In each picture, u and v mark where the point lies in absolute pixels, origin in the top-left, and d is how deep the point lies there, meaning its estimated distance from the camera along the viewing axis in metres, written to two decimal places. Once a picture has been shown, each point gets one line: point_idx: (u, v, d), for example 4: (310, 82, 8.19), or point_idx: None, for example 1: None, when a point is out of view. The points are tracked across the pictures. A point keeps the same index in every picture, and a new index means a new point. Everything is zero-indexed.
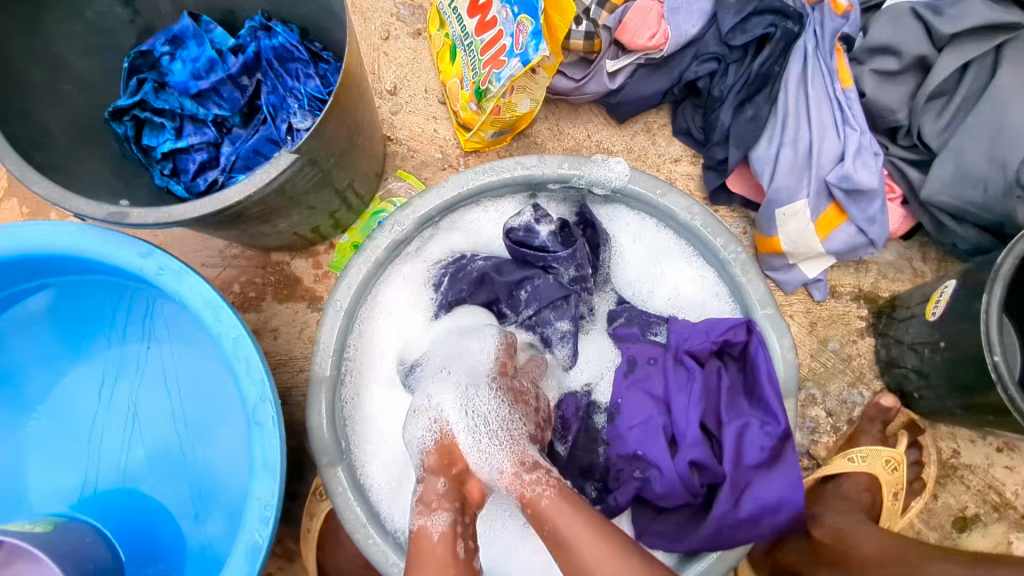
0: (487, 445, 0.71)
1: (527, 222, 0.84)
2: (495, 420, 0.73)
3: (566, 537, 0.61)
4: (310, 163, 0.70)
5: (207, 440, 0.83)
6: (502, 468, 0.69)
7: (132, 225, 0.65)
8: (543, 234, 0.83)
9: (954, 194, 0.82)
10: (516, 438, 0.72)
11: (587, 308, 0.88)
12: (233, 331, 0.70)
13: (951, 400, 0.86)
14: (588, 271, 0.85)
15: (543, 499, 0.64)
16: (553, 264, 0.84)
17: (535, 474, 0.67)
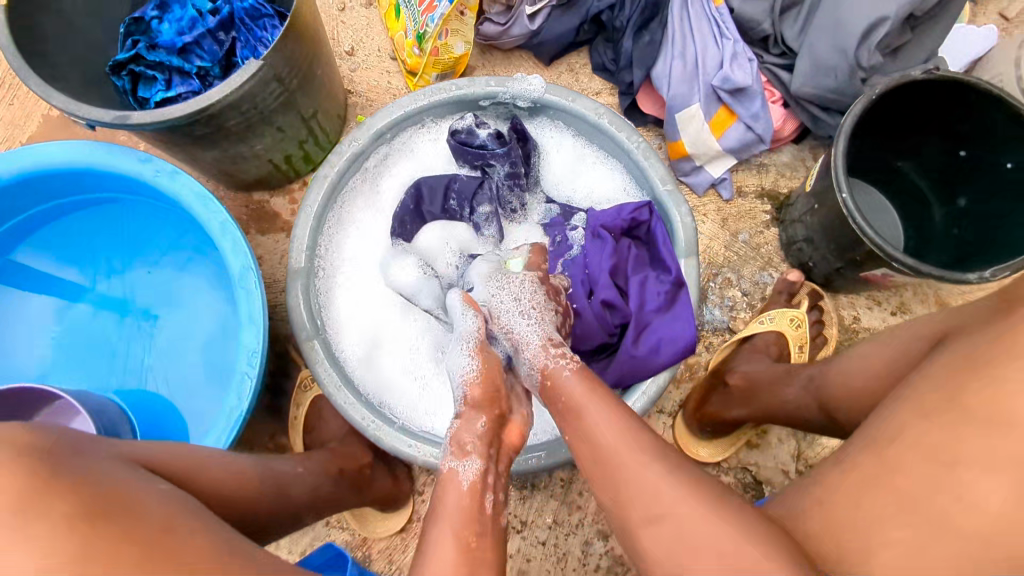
0: (520, 320, 0.79)
1: (468, 125, 1.01)
2: (523, 304, 0.81)
3: (581, 412, 0.65)
4: (275, 78, 0.88)
5: (206, 339, 0.98)
6: (531, 340, 0.76)
7: (132, 126, 0.81)
8: (482, 135, 1.01)
9: (814, 83, 1.01)
10: (544, 319, 0.80)
11: (519, 203, 1.04)
12: (220, 217, 0.85)
13: (834, 258, 1.02)
14: (521, 169, 1.01)
15: (565, 371, 0.69)
16: (492, 161, 1.01)
17: (558, 351, 0.73)
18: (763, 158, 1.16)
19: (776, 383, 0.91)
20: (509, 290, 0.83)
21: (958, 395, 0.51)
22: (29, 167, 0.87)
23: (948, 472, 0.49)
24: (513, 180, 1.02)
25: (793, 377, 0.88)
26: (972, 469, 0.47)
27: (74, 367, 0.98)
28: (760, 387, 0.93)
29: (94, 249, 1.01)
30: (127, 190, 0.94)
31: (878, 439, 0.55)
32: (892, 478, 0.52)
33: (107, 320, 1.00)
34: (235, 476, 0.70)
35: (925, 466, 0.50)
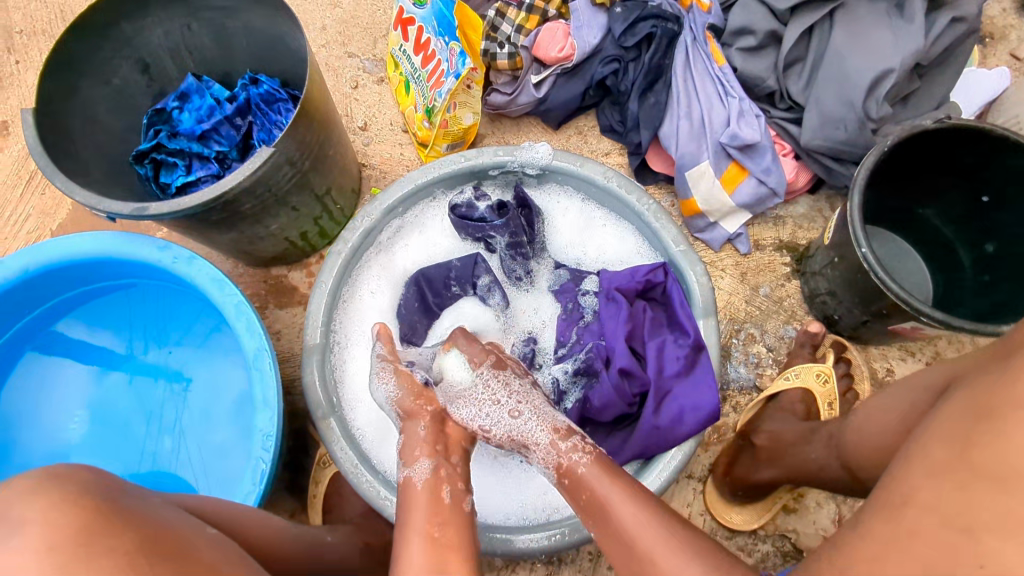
0: (508, 422, 0.77)
1: (468, 199, 1.02)
2: (505, 399, 0.78)
3: (605, 504, 0.63)
4: (288, 161, 0.90)
5: (222, 421, 0.98)
6: (540, 438, 0.73)
7: (151, 217, 0.83)
8: (481, 208, 1.01)
9: (824, 136, 1.01)
10: (540, 411, 0.76)
11: (525, 270, 1.04)
12: (234, 299, 0.86)
13: (859, 310, 0.99)
14: (522, 238, 1.00)
15: (580, 466, 0.67)
16: (492, 232, 1.00)
17: (570, 441, 0.71)
18: (779, 211, 1.14)
19: (796, 443, 0.88)
20: (476, 404, 0.79)
21: (967, 450, 0.48)
22: (54, 259, 0.89)
23: (965, 538, 0.45)
24: (515, 250, 1.01)
25: (814, 436, 0.86)
26: (991, 532, 0.44)
27: (95, 449, 0.98)
28: (785, 448, 0.89)
29: (114, 334, 1.02)
30: (148, 275, 0.96)
31: (891, 502, 0.52)
32: (912, 542, 0.48)
33: (129, 403, 1.00)
34: (273, 532, 0.71)
35: (942, 533, 0.47)
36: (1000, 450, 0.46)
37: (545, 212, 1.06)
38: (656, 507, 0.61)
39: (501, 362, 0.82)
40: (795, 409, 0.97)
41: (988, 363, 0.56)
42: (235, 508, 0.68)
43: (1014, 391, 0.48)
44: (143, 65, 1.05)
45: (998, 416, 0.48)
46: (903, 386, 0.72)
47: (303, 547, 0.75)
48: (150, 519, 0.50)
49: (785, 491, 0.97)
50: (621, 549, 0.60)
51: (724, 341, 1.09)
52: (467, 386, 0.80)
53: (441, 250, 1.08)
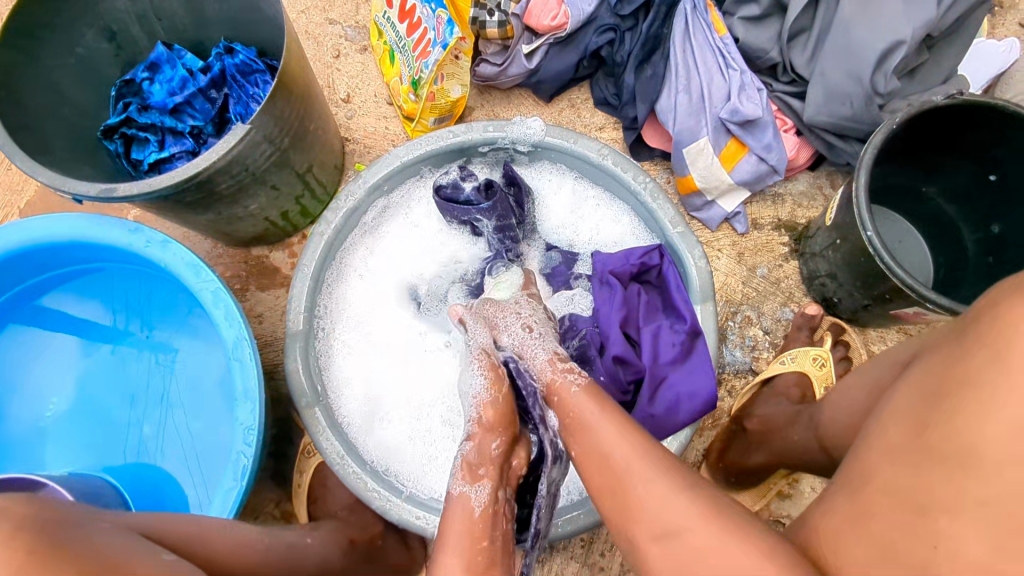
0: (536, 340, 0.74)
1: (454, 180, 0.96)
2: (524, 323, 0.77)
3: (587, 429, 0.60)
4: (266, 139, 0.85)
5: (200, 412, 0.93)
6: (539, 356, 0.71)
7: (119, 199, 0.78)
8: (467, 189, 0.95)
9: (828, 112, 0.97)
10: (549, 342, 0.74)
11: (514, 252, 0.99)
12: (211, 286, 0.81)
13: (859, 293, 0.96)
14: (509, 221, 0.95)
15: (570, 388, 0.64)
16: (478, 215, 0.95)
17: (568, 366, 0.68)
18: (778, 188, 1.11)
19: (782, 427, 0.86)
20: (507, 311, 0.78)
21: (923, 433, 0.46)
22: (17, 243, 0.84)
23: (920, 519, 0.43)
24: (503, 233, 0.97)
25: (798, 418, 0.84)
26: (947, 514, 0.42)
27: (68, 440, 0.93)
28: (774, 432, 0.87)
29: (84, 321, 0.97)
30: (118, 258, 0.91)
31: (851, 481, 0.50)
32: (868, 519, 0.46)
33: (102, 393, 0.95)
34: (242, 543, 0.69)
35: (894, 513, 0.45)
36: (962, 432, 0.43)
37: (535, 190, 1.02)
38: (645, 441, 0.57)
39: (539, 298, 0.85)
40: (790, 394, 0.94)
41: (950, 332, 0.51)
42: (197, 522, 0.66)
43: (970, 363, 0.45)
44: (108, 33, 0.98)
45: (955, 395, 0.45)
46: (869, 365, 0.70)
47: (279, 551, 0.73)
48: (91, 558, 0.49)
49: (780, 478, 0.95)
50: (607, 479, 0.57)
51: (719, 323, 1.07)
52: (503, 299, 0.82)
53: (427, 234, 1.03)
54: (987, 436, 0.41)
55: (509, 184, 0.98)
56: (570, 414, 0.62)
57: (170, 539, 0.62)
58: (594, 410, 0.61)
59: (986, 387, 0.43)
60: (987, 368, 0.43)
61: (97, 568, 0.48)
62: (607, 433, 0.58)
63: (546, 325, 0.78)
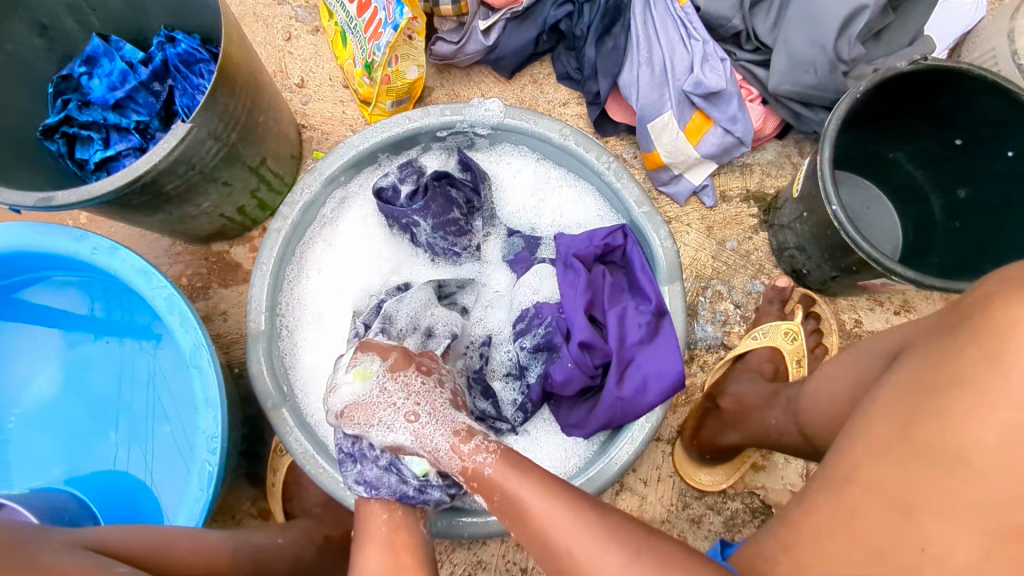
0: (424, 422, 0.65)
1: (392, 182, 0.93)
2: (410, 398, 0.67)
3: (516, 497, 0.58)
4: (211, 136, 0.82)
5: (165, 417, 0.91)
6: (441, 444, 0.64)
7: (59, 208, 0.75)
8: (405, 193, 0.93)
9: (794, 80, 0.94)
10: (441, 410, 0.67)
11: (468, 242, 0.98)
12: (164, 292, 0.79)
13: (827, 265, 0.95)
14: (444, 221, 0.94)
15: (487, 468, 0.61)
16: (414, 219, 0.93)
17: (472, 444, 0.63)
18: (746, 159, 1.09)
19: (759, 408, 0.86)
20: (385, 397, 0.67)
21: (911, 429, 0.46)
22: None
23: (904, 521, 0.45)
24: (442, 230, 0.94)
25: (775, 401, 0.84)
26: (933, 515, 0.44)
27: (29, 453, 0.90)
28: (748, 412, 0.87)
29: (30, 332, 0.93)
30: (68, 265, 0.88)
31: (834, 477, 0.50)
32: (852, 522, 0.47)
33: (58, 401, 0.92)
34: (208, 551, 0.69)
35: (882, 515, 0.46)
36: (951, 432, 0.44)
37: (493, 174, 1.00)
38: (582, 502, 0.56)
39: (405, 359, 0.72)
40: (762, 369, 0.95)
41: (938, 325, 0.52)
42: (163, 534, 0.66)
43: (961, 364, 0.45)
44: (39, 27, 0.93)
45: (947, 395, 0.45)
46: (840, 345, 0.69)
47: (246, 553, 0.73)
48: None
49: (754, 450, 0.96)
50: (541, 547, 0.56)
51: (690, 299, 1.06)
52: (362, 397, 0.68)
53: (379, 225, 1.00)
54: (975, 439, 0.43)
55: (462, 170, 0.97)
56: (497, 491, 0.59)
57: (135, 551, 0.62)
58: (521, 475, 0.59)
59: (979, 389, 0.43)
60: (982, 367, 0.43)
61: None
62: (541, 503, 0.56)
63: (439, 391, 0.70)
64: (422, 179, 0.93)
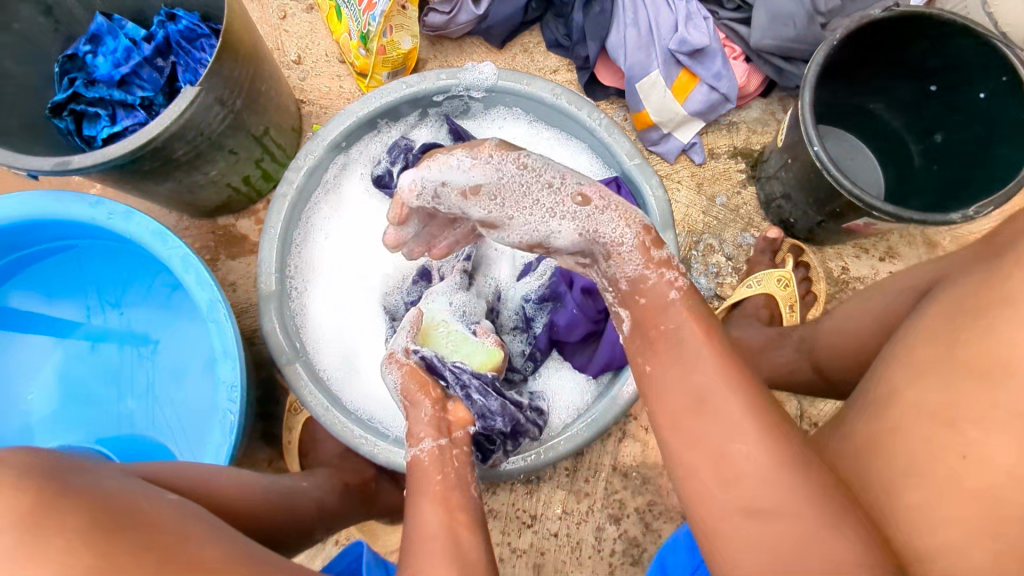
0: (551, 223, 0.68)
1: (385, 168, 1.00)
2: (546, 198, 0.68)
3: None
4: (218, 102, 0.85)
5: (183, 379, 0.94)
6: (625, 239, 0.64)
7: (75, 171, 0.78)
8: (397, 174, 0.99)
9: (774, 34, 0.99)
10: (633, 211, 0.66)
11: None
12: (180, 252, 0.82)
13: (812, 211, 1.00)
14: None
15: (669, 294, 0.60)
16: None
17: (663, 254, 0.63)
18: (732, 117, 1.13)
19: (767, 347, 0.87)
20: (524, 186, 0.69)
21: (956, 347, 0.49)
22: None
23: (948, 431, 0.47)
24: None
25: (786, 340, 0.86)
26: (975, 425, 0.46)
27: (56, 419, 0.93)
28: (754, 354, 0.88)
29: (50, 303, 0.97)
30: (84, 234, 0.91)
31: (880, 400, 0.53)
32: (893, 436, 0.50)
33: (81, 367, 0.95)
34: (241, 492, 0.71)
35: (925, 426, 0.48)
36: (995, 346, 0.46)
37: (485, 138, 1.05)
38: None
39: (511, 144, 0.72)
40: (759, 315, 0.99)
41: (976, 260, 0.55)
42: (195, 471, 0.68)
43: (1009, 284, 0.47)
44: (44, 7, 0.97)
45: (991, 311, 0.48)
46: None
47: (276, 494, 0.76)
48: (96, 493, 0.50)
49: None
50: None
51: (683, 254, 1.10)
52: (489, 179, 0.70)
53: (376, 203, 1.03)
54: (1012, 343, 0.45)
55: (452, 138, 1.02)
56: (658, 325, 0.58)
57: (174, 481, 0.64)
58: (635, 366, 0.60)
59: (1019, 303, 0.46)
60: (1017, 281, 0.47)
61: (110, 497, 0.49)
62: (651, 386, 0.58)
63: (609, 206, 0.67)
64: (411, 155, 0.98)
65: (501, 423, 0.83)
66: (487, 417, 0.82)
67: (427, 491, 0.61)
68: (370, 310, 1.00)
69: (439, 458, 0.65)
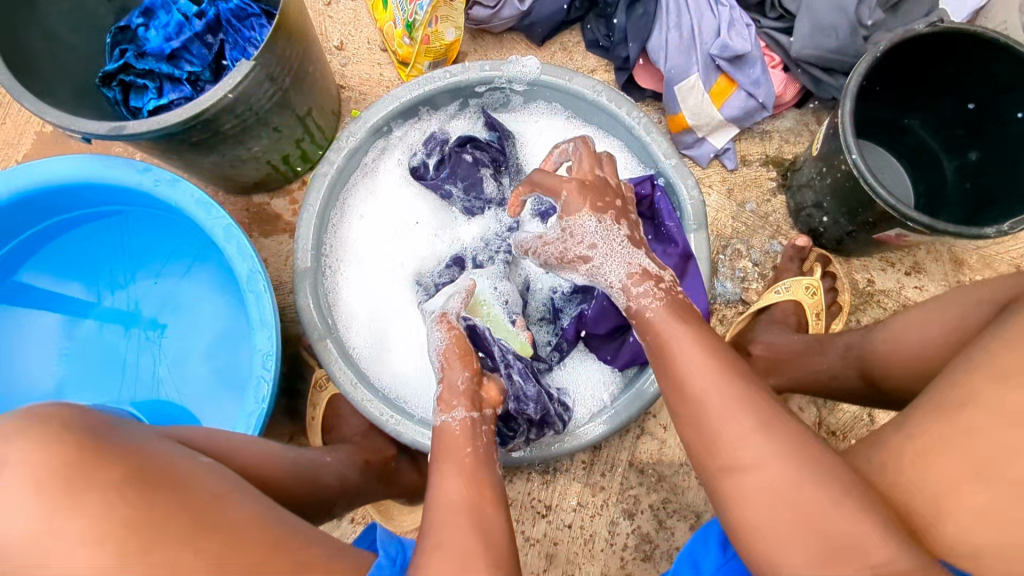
0: None
1: (421, 159, 1.04)
2: None
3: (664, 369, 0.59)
4: (269, 78, 0.87)
5: (214, 347, 0.98)
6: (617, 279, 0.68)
7: (129, 136, 0.79)
8: (432, 165, 1.03)
9: (815, 45, 1.00)
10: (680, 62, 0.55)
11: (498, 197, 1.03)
12: (223, 222, 0.84)
13: (843, 220, 1.00)
14: (472, 184, 1.02)
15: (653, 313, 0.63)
16: (447, 189, 1.02)
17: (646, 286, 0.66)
18: (766, 126, 1.14)
19: (802, 354, 0.88)
20: None
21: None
22: (30, 184, 0.86)
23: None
24: (472, 192, 1.02)
25: (827, 347, 0.85)
26: None
27: (92, 377, 0.98)
28: (787, 360, 0.90)
29: (93, 264, 1.00)
30: (129, 200, 0.94)
31: (953, 402, 0.51)
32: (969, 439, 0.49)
33: (118, 328, 0.99)
34: (267, 460, 0.72)
35: (1004, 431, 0.47)
36: None
37: (518, 132, 1.07)
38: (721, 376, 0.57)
39: None
40: (788, 321, 0.98)
41: None
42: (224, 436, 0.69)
43: None
44: None
45: None
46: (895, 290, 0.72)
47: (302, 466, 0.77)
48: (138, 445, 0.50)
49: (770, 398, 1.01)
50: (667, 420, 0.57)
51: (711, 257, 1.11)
52: None
53: (407, 192, 1.05)
54: None
55: (489, 131, 1.05)
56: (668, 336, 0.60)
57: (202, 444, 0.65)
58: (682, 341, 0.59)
59: None
60: None
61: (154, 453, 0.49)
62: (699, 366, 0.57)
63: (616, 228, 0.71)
64: (446, 148, 1.02)
65: (534, 408, 0.85)
66: (522, 401, 0.85)
67: (454, 460, 0.61)
68: (402, 293, 1.01)
69: (471, 431, 0.65)
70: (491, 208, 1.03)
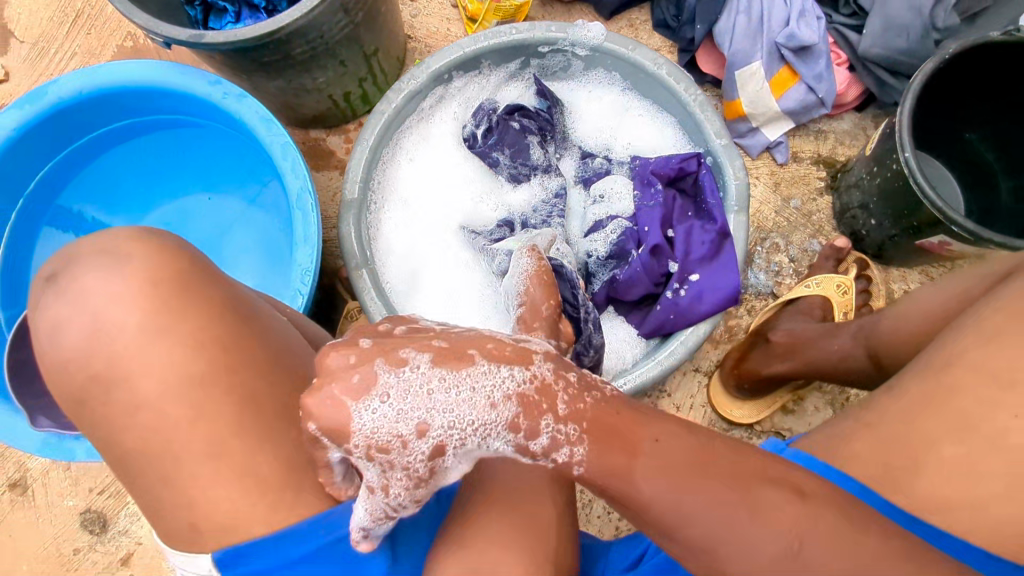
0: None
1: (471, 131, 1.05)
2: None
3: None
4: (343, 10, 0.90)
5: (257, 261, 1.03)
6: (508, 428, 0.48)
7: (206, 45, 0.83)
8: (478, 134, 1.04)
9: (885, 44, 1.00)
10: None
11: (546, 163, 1.04)
12: (281, 139, 0.87)
13: (887, 222, 1.00)
14: (519, 151, 1.03)
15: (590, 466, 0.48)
16: (495, 157, 1.03)
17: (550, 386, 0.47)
18: (822, 125, 1.13)
19: (818, 337, 0.88)
20: None
21: None
22: (108, 83, 0.91)
23: None
24: (517, 161, 1.03)
25: (840, 330, 0.86)
26: None
27: None
28: (804, 342, 0.89)
29: (158, 170, 1.07)
30: (197, 113, 0.99)
31: (934, 364, 0.57)
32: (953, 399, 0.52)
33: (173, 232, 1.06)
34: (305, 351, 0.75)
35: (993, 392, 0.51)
36: None
37: (571, 100, 1.08)
38: None
39: None
40: (814, 315, 0.97)
41: None
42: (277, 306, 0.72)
43: None
44: None
45: None
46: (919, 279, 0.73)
47: None
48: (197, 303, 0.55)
49: (789, 391, 1.00)
50: None
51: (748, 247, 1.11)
52: None
53: (454, 146, 1.07)
54: None
55: (538, 99, 1.06)
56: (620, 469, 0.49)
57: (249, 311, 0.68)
58: None
59: None
60: None
61: (231, 304, 0.57)
62: None
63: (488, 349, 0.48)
64: (493, 117, 1.04)
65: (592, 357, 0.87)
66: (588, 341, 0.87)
67: None
68: (442, 240, 1.04)
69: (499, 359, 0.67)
70: (537, 174, 1.03)
